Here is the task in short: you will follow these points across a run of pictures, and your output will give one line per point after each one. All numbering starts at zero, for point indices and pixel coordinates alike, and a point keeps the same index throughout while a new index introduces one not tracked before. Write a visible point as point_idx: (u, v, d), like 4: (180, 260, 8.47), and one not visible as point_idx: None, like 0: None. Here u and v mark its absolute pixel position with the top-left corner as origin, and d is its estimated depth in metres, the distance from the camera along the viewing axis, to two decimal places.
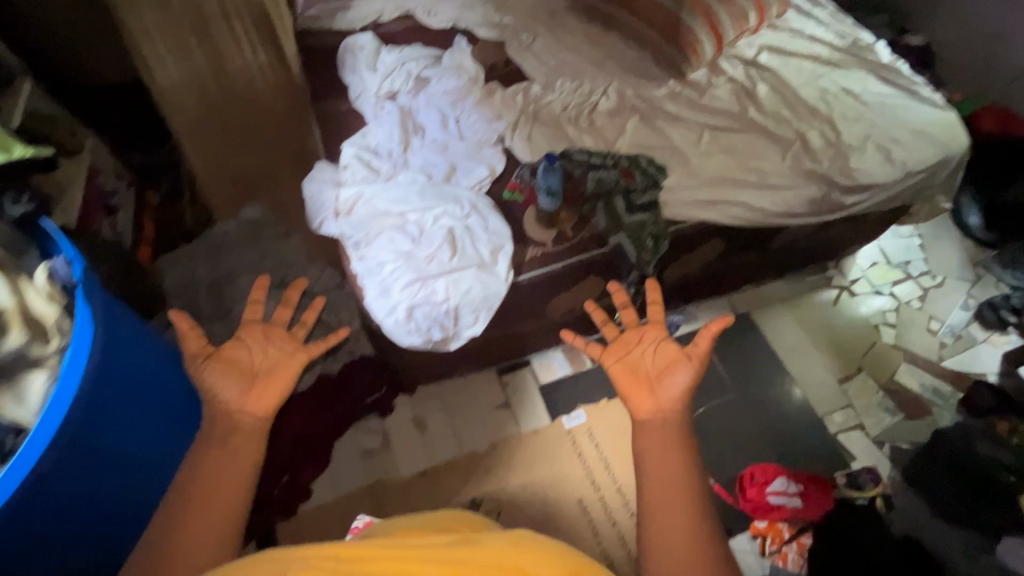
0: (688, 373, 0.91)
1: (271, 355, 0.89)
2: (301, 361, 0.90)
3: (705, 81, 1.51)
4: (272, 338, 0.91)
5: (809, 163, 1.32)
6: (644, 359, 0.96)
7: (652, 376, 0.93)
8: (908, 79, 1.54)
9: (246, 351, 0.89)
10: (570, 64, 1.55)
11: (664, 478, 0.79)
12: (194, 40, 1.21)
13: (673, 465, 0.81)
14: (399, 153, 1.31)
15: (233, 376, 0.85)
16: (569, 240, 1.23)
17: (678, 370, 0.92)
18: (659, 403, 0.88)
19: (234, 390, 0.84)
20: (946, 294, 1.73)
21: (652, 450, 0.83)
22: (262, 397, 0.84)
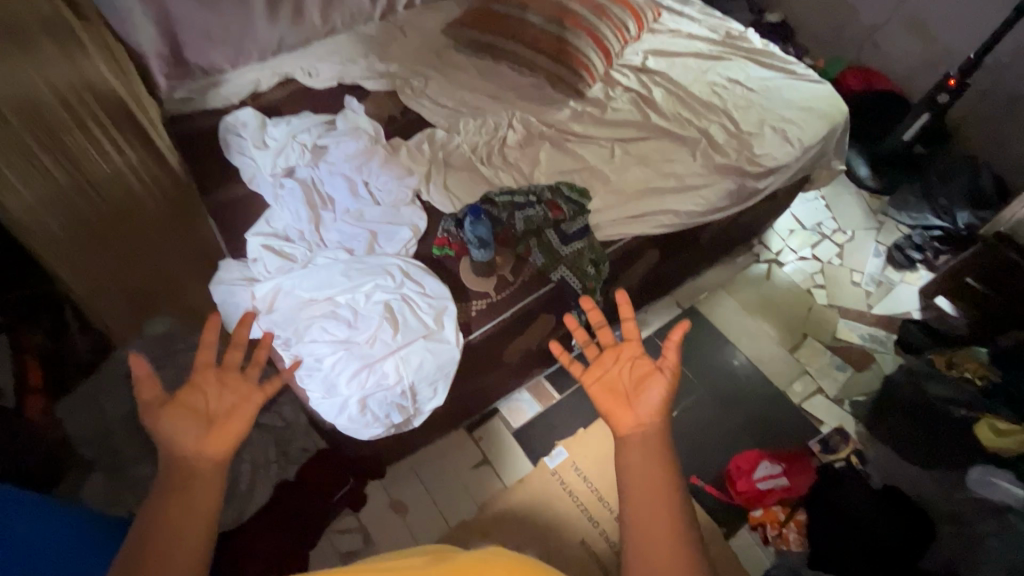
0: (665, 389, 0.80)
1: (229, 396, 0.75)
2: (261, 401, 0.77)
3: (604, 95, 1.53)
4: (227, 382, 0.76)
5: (719, 158, 1.37)
6: (621, 376, 0.83)
7: (627, 394, 0.81)
8: (783, 59, 1.62)
9: (199, 393, 0.74)
10: (469, 102, 1.52)
11: (656, 514, 0.67)
12: (49, 156, 1.02)
13: (663, 497, 0.68)
14: (313, 233, 1.22)
15: (189, 421, 0.71)
16: (511, 284, 1.20)
17: (653, 384, 0.81)
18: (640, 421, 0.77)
19: (189, 437, 0.69)
20: (860, 246, 1.86)
21: (639, 477, 0.70)
22: (220, 440, 0.70)
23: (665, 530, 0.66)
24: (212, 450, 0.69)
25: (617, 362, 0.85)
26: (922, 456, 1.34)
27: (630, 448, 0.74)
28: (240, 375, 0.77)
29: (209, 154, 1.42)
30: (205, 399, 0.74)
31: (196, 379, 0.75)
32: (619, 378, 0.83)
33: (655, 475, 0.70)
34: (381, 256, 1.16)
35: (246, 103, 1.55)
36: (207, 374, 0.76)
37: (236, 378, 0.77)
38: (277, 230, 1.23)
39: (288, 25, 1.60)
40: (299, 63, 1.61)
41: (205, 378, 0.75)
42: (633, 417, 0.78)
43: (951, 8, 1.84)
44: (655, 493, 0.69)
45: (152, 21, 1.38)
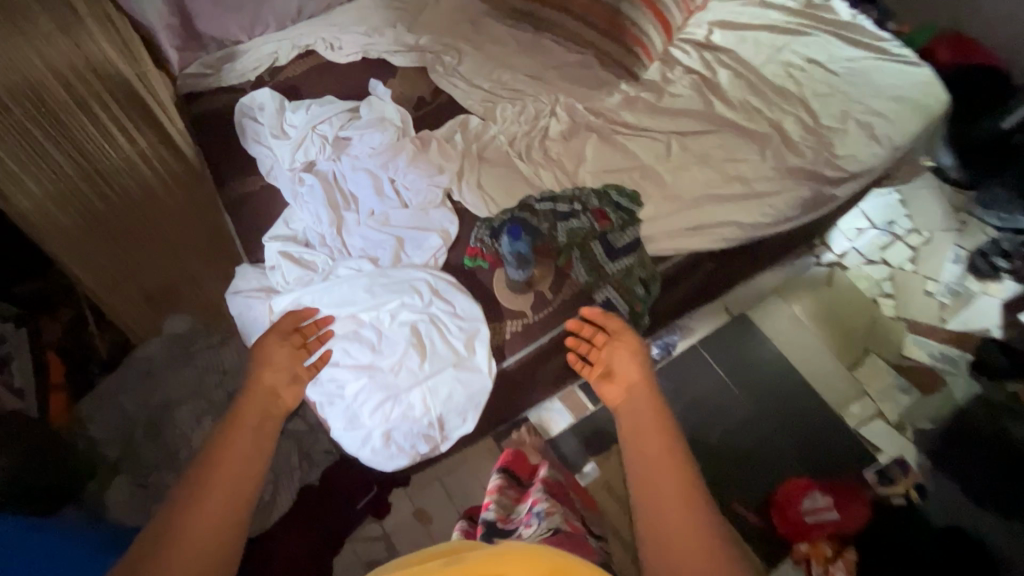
0: (637, 356, 0.94)
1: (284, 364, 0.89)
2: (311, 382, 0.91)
3: (661, 77, 1.34)
4: (281, 356, 0.90)
5: (793, 158, 1.19)
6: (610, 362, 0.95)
7: (613, 374, 0.93)
8: (873, 36, 1.39)
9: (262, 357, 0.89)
10: (506, 83, 1.35)
11: (658, 459, 0.77)
12: (48, 138, 1.06)
13: (662, 443, 0.79)
14: (335, 237, 1.12)
15: (276, 374, 0.88)
16: (550, 303, 1.08)
17: (634, 359, 0.93)
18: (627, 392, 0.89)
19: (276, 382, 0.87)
20: (937, 250, 1.66)
21: (640, 435, 0.81)
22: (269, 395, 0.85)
23: (667, 467, 0.76)
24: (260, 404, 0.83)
25: (605, 352, 0.96)
26: (964, 475, 1.29)
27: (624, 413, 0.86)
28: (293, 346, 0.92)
29: (223, 138, 1.30)
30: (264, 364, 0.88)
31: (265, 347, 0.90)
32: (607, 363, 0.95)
33: (652, 427, 0.81)
34: (408, 268, 1.05)
35: (263, 80, 1.40)
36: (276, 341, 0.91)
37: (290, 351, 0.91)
38: (297, 233, 1.13)
39: None
40: (319, 33, 1.45)
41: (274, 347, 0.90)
42: (619, 388, 0.91)
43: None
44: (654, 440, 0.79)
45: None
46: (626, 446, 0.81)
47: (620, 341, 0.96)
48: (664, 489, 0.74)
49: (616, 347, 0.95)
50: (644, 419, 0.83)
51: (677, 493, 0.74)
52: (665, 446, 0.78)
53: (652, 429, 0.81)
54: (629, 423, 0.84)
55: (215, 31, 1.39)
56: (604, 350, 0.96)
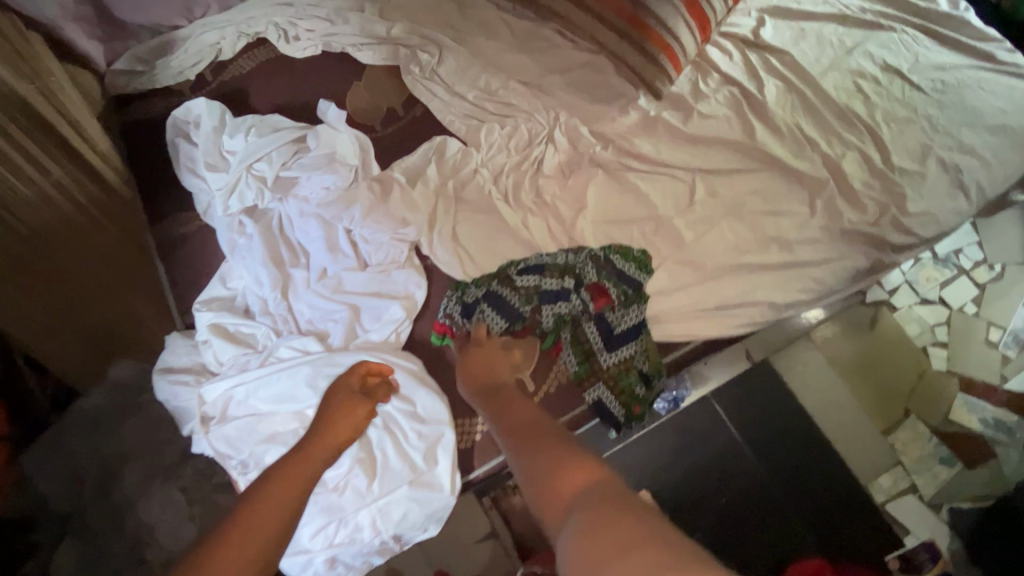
0: (495, 355, 0.86)
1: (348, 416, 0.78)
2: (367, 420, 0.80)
3: (691, 90, 1.06)
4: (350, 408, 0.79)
5: (851, 216, 0.94)
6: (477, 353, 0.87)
7: (472, 382, 0.83)
8: (973, 35, 1.08)
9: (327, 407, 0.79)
10: (495, 92, 1.09)
11: (529, 434, 0.70)
12: None
13: (532, 418, 0.73)
14: (279, 304, 0.93)
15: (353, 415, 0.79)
16: (532, 397, 0.90)
17: (491, 359, 0.86)
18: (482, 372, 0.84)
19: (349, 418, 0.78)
20: (1007, 291, 1.40)
21: (511, 425, 0.73)
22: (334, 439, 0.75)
23: (536, 425, 0.71)
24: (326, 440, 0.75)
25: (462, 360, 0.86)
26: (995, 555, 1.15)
27: (495, 411, 0.77)
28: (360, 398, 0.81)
29: (155, 160, 1.09)
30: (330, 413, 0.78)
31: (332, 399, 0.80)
32: (468, 371, 0.85)
33: (522, 413, 0.75)
34: (361, 353, 0.87)
35: (204, 80, 1.16)
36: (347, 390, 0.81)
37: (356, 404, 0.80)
38: (235, 296, 0.95)
39: None
40: (272, 18, 1.18)
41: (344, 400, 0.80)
42: (480, 391, 0.81)
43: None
44: (527, 420, 0.73)
45: None
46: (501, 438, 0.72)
47: (496, 350, 0.87)
48: (535, 443, 0.67)
49: (470, 352, 0.87)
50: (515, 409, 0.76)
51: (546, 440, 0.67)
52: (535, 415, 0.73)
53: (524, 413, 0.75)
54: (501, 420, 0.75)
55: (145, 19, 1.14)
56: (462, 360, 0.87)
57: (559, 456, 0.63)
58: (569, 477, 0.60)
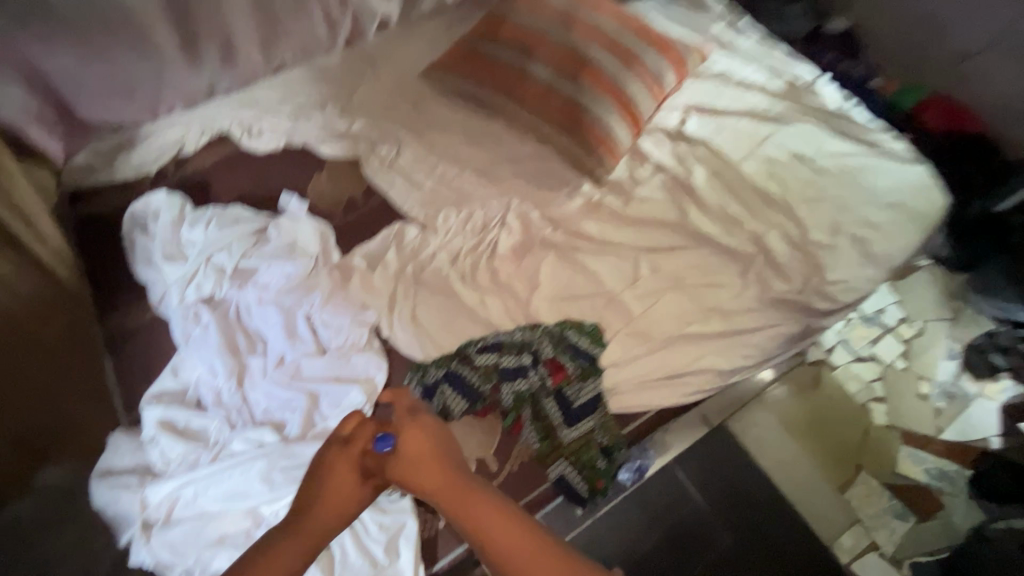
0: (436, 453, 0.72)
1: (344, 489, 0.70)
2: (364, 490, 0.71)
3: (629, 177, 1.17)
4: (337, 470, 0.71)
5: (779, 285, 1.03)
6: (417, 448, 0.72)
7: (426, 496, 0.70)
8: (863, 126, 1.26)
9: (321, 474, 0.71)
10: (451, 181, 1.17)
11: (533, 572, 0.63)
12: None
13: (528, 547, 0.64)
14: (233, 394, 0.91)
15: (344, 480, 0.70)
16: (496, 478, 0.89)
17: (436, 458, 0.71)
18: (432, 474, 0.70)
19: (339, 485, 0.70)
20: (929, 345, 1.53)
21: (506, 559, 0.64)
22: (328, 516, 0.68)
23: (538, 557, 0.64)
24: (326, 514, 0.68)
25: (394, 472, 0.70)
26: None
27: (477, 537, 0.66)
28: (361, 473, 0.71)
29: (108, 254, 1.08)
30: (327, 480, 0.70)
31: (329, 464, 0.71)
32: (412, 485, 0.70)
33: (517, 536, 0.65)
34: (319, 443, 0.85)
35: (165, 174, 1.19)
36: (348, 454, 0.72)
37: (356, 478, 0.71)
38: (186, 388, 0.93)
39: (218, 62, 1.16)
40: (235, 115, 1.24)
41: (341, 468, 0.71)
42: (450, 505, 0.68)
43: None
44: (528, 555, 0.64)
45: (19, 83, 0.99)
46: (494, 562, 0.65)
47: (435, 443, 0.73)
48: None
49: (406, 457, 0.71)
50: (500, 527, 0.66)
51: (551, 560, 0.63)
52: (534, 547, 0.64)
53: (518, 538, 0.65)
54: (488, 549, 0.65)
55: (104, 118, 1.14)
56: (392, 470, 0.70)
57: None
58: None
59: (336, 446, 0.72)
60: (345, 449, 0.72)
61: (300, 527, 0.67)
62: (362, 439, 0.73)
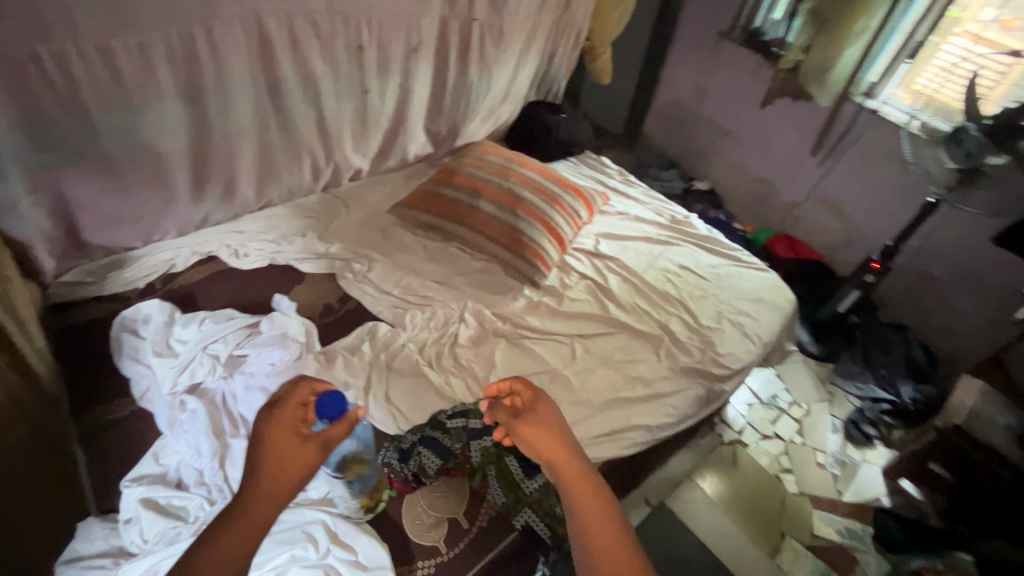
0: (562, 429, 0.86)
1: (291, 452, 0.69)
2: (313, 447, 0.71)
3: (560, 283, 1.47)
4: (275, 437, 0.70)
5: (684, 358, 1.30)
6: (543, 425, 0.86)
7: (540, 456, 0.83)
8: (728, 246, 1.68)
9: (259, 445, 0.69)
10: (415, 289, 1.40)
11: (608, 548, 0.72)
12: None
13: (609, 536, 0.74)
14: (215, 473, 0.96)
15: (286, 445, 0.69)
16: (465, 534, 0.98)
17: (561, 436, 0.85)
18: (550, 448, 0.83)
19: (281, 450, 0.69)
20: (817, 421, 1.82)
21: (592, 533, 0.74)
22: (278, 485, 0.67)
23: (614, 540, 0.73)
24: (273, 483, 0.67)
25: (522, 431, 0.86)
26: None
27: (574, 506, 0.77)
28: (303, 435, 0.71)
29: (90, 359, 1.16)
30: (266, 451, 0.68)
31: (266, 433, 0.70)
32: (530, 444, 0.85)
33: (600, 521, 0.75)
34: (302, 507, 0.91)
35: (153, 287, 1.33)
36: (284, 420, 0.71)
37: (299, 442, 0.70)
38: (167, 471, 0.97)
39: (217, 201, 1.40)
40: (226, 239, 1.43)
41: (278, 434, 0.70)
42: (561, 469, 0.81)
43: (850, 186, 1.96)
44: (607, 541, 0.73)
45: (45, 208, 1.14)
46: (576, 532, 0.75)
47: (551, 424, 0.86)
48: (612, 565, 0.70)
49: (537, 421, 0.86)
50: (593, 502, 0.77)
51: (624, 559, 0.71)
52: (619, 542, 0.73)
53: (603, 525, 0.75)
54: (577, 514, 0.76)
55: (106, 241, 1.28)
56: (522, 424, 0.86)
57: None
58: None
59: (269, 415, 0.72)
60: (278, 413, 0.72)
61: (249, 500, 0.65)
62: (296, 401, 0.74)
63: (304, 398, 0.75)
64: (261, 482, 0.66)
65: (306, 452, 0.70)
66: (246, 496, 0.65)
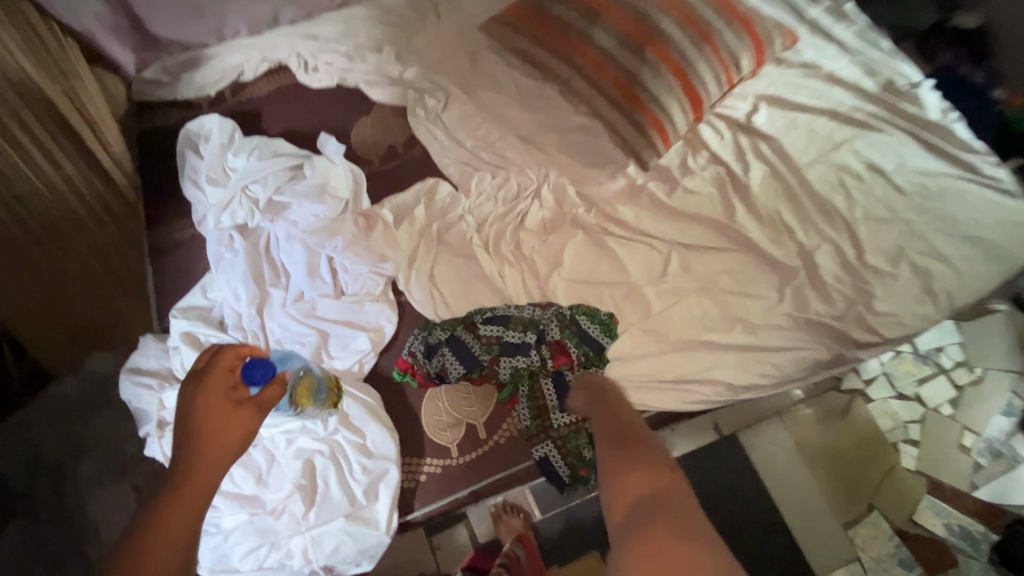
0: (608, 381, 0.91)
1: (228, 427, 0.62)
2: (250, 415, 0.64)
3: (679, 165, 1.10)
4: (208, 412, 0.62)
5: (817, 307, 0.96)
6: (593, 378, 0.91)
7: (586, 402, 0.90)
8: (964, 144, 1.10)
9: (191, 417, 0.62)
10: (492, 143, 1.12)
11: (633, 450, 0.79)
12: None
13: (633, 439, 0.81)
14: (253, 319, 0.95)
15: (219, 418, 0.62)
16: (480, 445, 0.91)
17: (604, 384, 0.90)
18: (595, 391, 0.89)
19: (215, 423, 0.62)
20: (988, 397, 1.38)
21: (620, 442, 0.81)
22: (217, 457, 0.62)
23: (631, 431, 0.83)
24: (210, 454, 0.62)
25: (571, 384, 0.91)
26: None
27: (607, 429, 0.85)
28: (236, 403, 0.63)
29: (160, 171, 1.14)
30: (197, 424, 0.62)
31: (194, 405, 0.63)
32: (578, 397, 0.90)
33: (628, 431, 0.83)
34: None
35: (223, 97, 1.21)
36: (211, 390, 0.63)
37: (229, 409, 0.63)
38: (213, 306, 0.98)
39: None
40: (295, 46, 1.23)
41: (210, 409, 0.63)
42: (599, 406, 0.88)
43: None
44: (632, 443, 0.80)
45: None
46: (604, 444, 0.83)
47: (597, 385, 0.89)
48: (632, 465, 0.77)
49: (587, 376, 0.91)
50: (622, 420, 0.85)
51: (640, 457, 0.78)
52: (643, 446, 0.80)
53: (632, 437, 0.82)
54: (606, 433, 0.84)
55: (174, 35, 1.18)
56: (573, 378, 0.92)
57: (646, 475, 0.75)
58: (639, 486, 0.73)
59: (194, 385, 0.64)
60: (205, 385, 0.63)
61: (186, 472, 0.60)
62: (223, 369, 0.64)
63: (231, 362, 0.65)
64: (199, 454, 0.61)
65: (243, 421, 0.63)
66: (184, 469, 0.61)
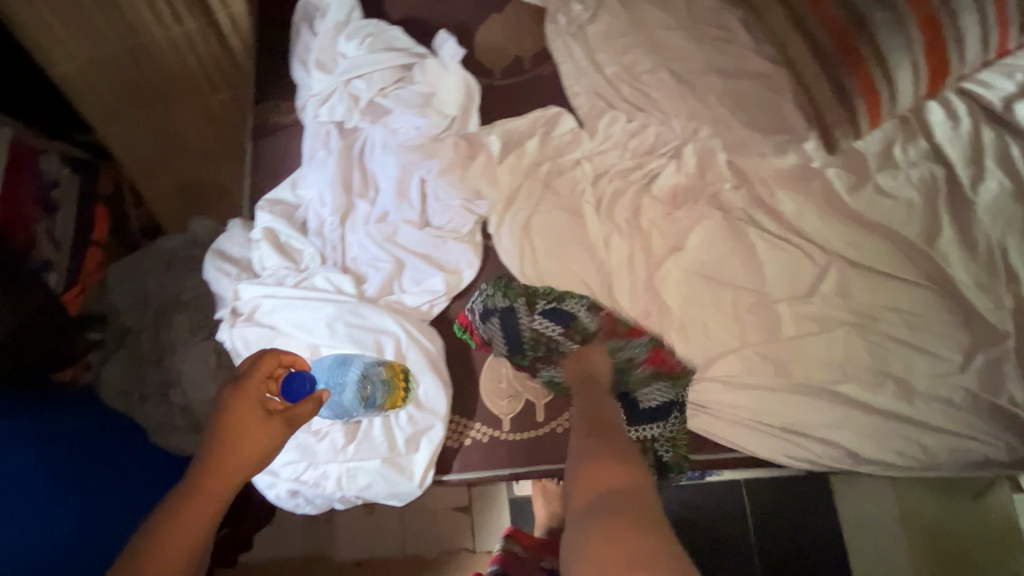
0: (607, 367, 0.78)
1: (254, 437, 0.62)
2: (280, 428, 0.64)
3: (879, 152, 0.82)
4: (240, 418, 0.62)
5: (1014, 388, 0.72)
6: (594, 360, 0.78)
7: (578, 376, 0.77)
8: None
9: (220, 424, 0.62)
10: (639, 76, 0.91)
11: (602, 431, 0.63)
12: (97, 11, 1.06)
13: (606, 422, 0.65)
14: (334, 229, 0.88)
15: (247, 425, 0.62)
16: (534, 428, 0.82)
17: (597, 364, 0.78)
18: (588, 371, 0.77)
19: (243, 430, 0.62)
20: None
21: (591, 422, 0.65)
22: (235, 466, 0.61)
23: (610, 418, 0.66)
24: (231, 462, 0.61)
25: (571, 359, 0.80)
26: None
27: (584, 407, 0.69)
28: (269, 413, 0.64)
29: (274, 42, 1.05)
30: (225, 428, 0.62)
31: (227, 403, 0.63)
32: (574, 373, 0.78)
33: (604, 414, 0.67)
34: (386, 313, 0.82)
35: None
36: (245, 398, 0.63)
37: (261, 418, 0.63)
38: (299, 205, 0.92)
39: None
40: None
41: (240, 415, 0.62)
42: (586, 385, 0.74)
43: None
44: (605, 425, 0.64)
45: None
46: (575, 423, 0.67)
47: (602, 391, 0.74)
48: (597, 444, 0.60)
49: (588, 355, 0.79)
50: (604, 404, 0.70)
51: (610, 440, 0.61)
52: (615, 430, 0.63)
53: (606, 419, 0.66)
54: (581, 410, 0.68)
55: None
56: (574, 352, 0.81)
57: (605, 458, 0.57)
58: (602, 469, 0.55)
59: (231, 390, 0.64)
60: (241, 390, 0.64)
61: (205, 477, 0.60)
62: (260, 375, 0.64)
63: (270, 369, 0.65)
64: (218, 460, 0.61)
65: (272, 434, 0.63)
66: (200, 472, 0.60)
